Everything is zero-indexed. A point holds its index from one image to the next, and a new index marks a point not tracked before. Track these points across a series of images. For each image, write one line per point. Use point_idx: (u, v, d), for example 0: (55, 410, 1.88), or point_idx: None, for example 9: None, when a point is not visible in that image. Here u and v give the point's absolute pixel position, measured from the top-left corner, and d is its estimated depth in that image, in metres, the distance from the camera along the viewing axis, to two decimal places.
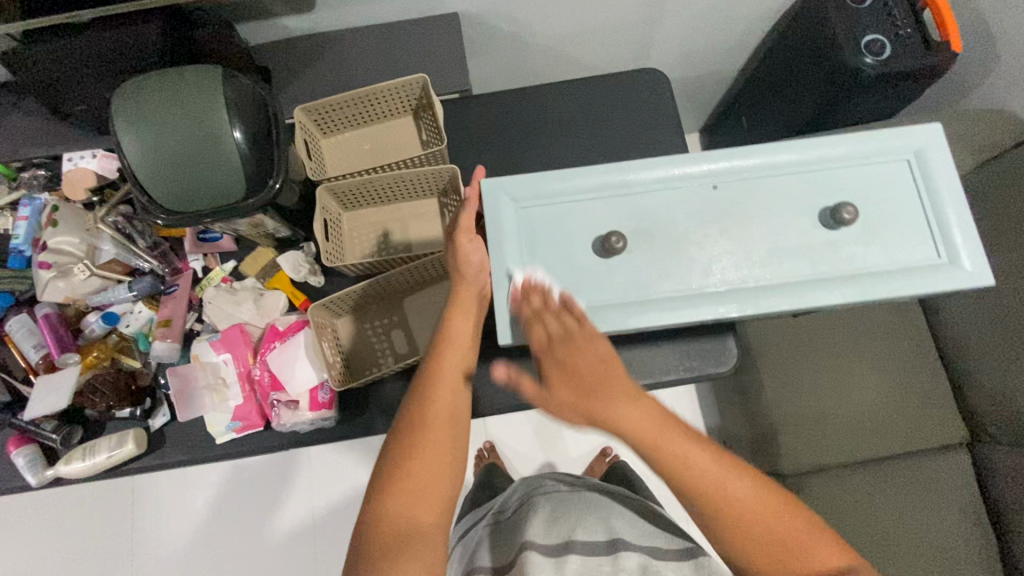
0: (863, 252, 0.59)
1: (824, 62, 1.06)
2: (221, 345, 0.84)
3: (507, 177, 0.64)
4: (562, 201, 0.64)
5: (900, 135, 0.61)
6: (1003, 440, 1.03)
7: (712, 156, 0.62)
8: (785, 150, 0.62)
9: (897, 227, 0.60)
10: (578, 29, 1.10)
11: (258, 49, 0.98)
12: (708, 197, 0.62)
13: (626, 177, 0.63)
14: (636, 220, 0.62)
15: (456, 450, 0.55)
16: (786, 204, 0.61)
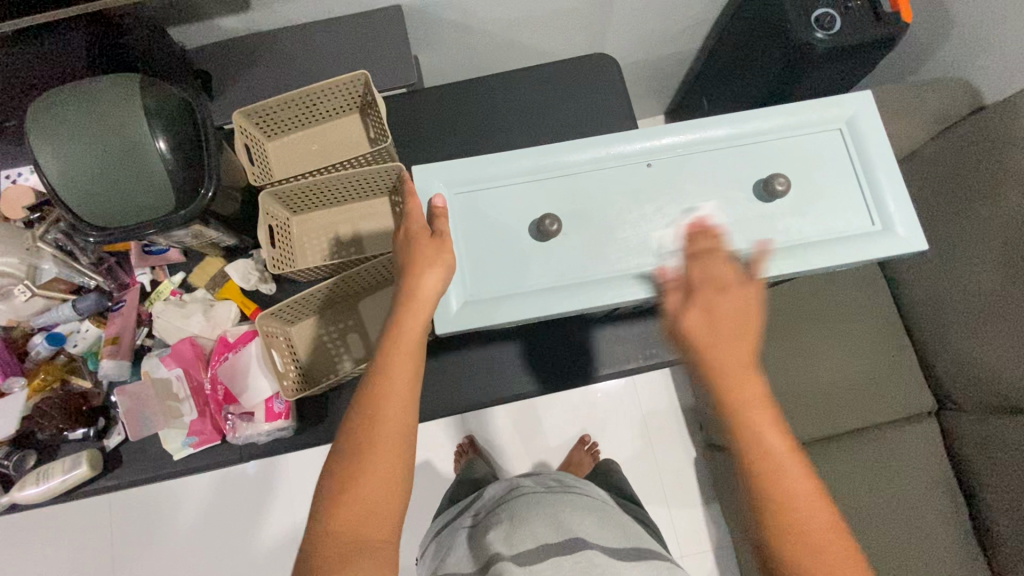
0: (798, 224, 0.58)
1: (778, 38, 1.05)
2: (172, 360, 0.82)
3: (438, 164, 0.62)
4: (497, 186, 0.62)
5: (831, 104, 0.60)
6: (964, 402, 1.04)
7: (648, 135, 0.61)
8: (720, 125, 0.61)
9: (834, 197, 0.59)
10: (527, 15, 1.08)
11: (196, 52, 0.95)
12: (644, 178, 0.61)
13: (561, 160, 0.62)
14: (572, 203, 0.61)
15: (405, 465, 0.54)
16: (722, 177, 0.60)
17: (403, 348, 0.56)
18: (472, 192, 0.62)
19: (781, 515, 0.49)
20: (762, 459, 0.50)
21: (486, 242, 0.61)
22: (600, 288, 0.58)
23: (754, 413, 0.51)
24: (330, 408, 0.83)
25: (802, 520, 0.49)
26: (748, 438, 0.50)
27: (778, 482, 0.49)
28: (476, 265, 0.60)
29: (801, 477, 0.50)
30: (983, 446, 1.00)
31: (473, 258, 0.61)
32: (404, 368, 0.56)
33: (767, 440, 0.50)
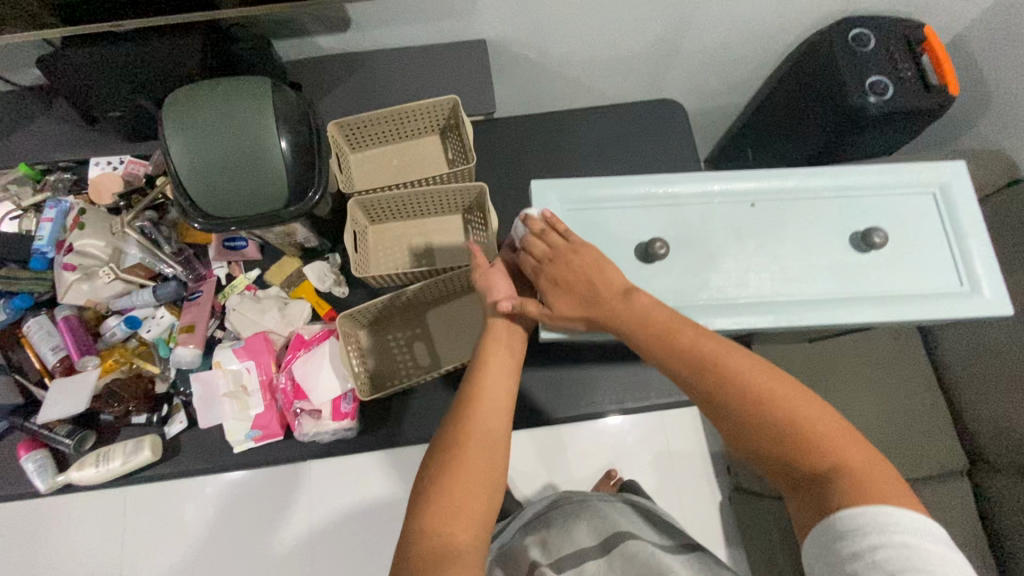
0: (889, 276, 0.62)
1: (830, 100, 1.12)
2: (244, 352, 0.83)
3: (555, 180, 0.66)
4: (608, 209, 0.65)
5: (926, 170, 0.65)
6: (1000, 464, 1.05)
7: (752, 175, 0.65)
8: (821, 175, 0.65)
9: (924, 255, 0.62)
10: (598, 57, 1.15)
11: (291, 66, 1.01)
12: (746, 215, 0.65)
13: (669, 190, 0.65)
14: (678, 231, 0.64)
15: (495, 472, 0.54)
16: (817, 224, 0.64)
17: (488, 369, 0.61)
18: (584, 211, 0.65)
19: (742, 408, 0.51)
20: (668, 334, 0.57)
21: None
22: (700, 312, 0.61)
23: (651, 322, 0.58)
24: (393, 413, 0.85)
25: (756, 397, 0.51)
26: (662, 355, 0.56)
27: (706, 364, 0.54)
28: None
29: (730, 347, 0.55)
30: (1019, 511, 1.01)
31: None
32: (495, 381, 0.60)
33: (667, 331, 0.57)
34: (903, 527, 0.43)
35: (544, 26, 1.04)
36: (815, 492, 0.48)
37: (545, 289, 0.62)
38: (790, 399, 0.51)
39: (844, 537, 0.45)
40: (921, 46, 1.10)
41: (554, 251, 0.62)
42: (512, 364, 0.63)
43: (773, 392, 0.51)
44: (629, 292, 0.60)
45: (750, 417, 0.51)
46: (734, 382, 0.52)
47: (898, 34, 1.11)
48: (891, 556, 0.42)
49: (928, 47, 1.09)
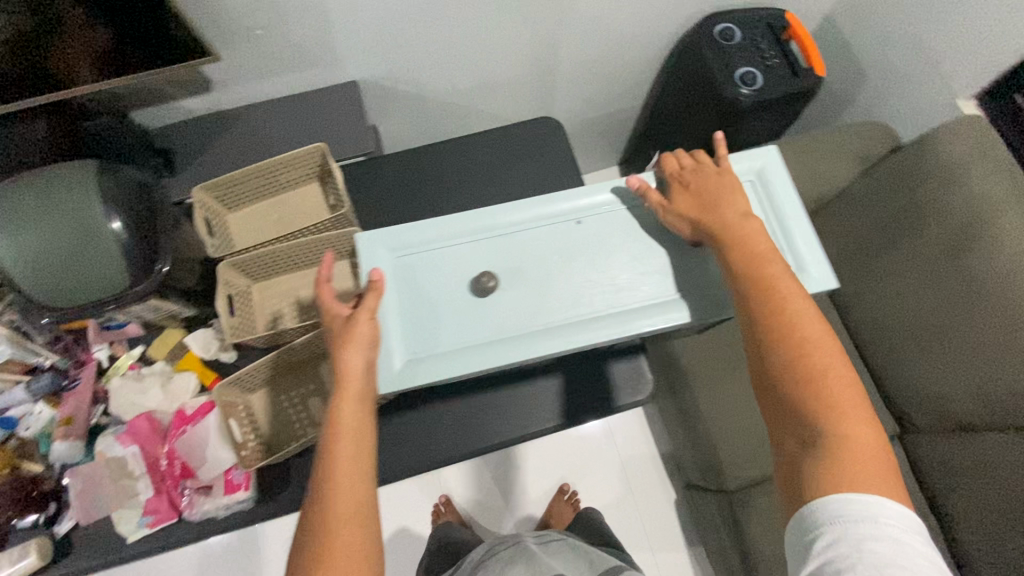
0: (723, 268, 0.65)
1: (706, 94, 1.14)
2: (128, 437, 0.80)
3: (380, 231, 0.65)
4: (439, 249, 0.65)
5: (738, 163, 0.71)
6: (922, 424, 1.15)
7: (573, 195, 0.67)
8: (645, 182, 0.67)
9: (751, 242, 0.67)
10: (477, 81, 1.16)
11: (157, 133, 0.99)
12: (574, 233, 0.65)
13: (497, 219, 0.65)
14: (510, 262, 0.64)
15: (373, 546, 0.51)
16: (648, 231, 0.66)
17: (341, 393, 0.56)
18: (415, 254, 0.64)
19: (795, 348, 0.55)
20: (765, 294, 0.58)
21: (427, 302, 0.63)
22: (545, 333, 0.61)
23: (756, 251, 0.60)
24: (292, 476, 0.81)
25: (815, 354, 0.55)
26: (749, 271, 0.59)
27: (781, 306, 0.57)
28: (423, 327, 0.62)
29: (842, 360, 0.55)
30: (946, 465, 1.10)
31: (414, 316, 0.62)
32: (352, 442, 0.54)
33: (766, 271, 0.59)
34: (881, 514, 0.48)
35: (413, 58, 1.04)
36: (812, 447, 0.52)
37: (677, 189, 0.67)
38: (839, 376, 0.54)
39: (825, 529, 0.49)
40: (785, 33, 1.12)
41: (699, 172, 0.67)
42: (365, 411, 0.56)
43: (829, 361, 0.54)
44: (746, 217, 0.63)
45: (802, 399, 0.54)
46: (799, 337, 0.56)
47: (762, 23, 1.14)
48: (875, 546, 0.46)
49: (792, 34, 1.11)
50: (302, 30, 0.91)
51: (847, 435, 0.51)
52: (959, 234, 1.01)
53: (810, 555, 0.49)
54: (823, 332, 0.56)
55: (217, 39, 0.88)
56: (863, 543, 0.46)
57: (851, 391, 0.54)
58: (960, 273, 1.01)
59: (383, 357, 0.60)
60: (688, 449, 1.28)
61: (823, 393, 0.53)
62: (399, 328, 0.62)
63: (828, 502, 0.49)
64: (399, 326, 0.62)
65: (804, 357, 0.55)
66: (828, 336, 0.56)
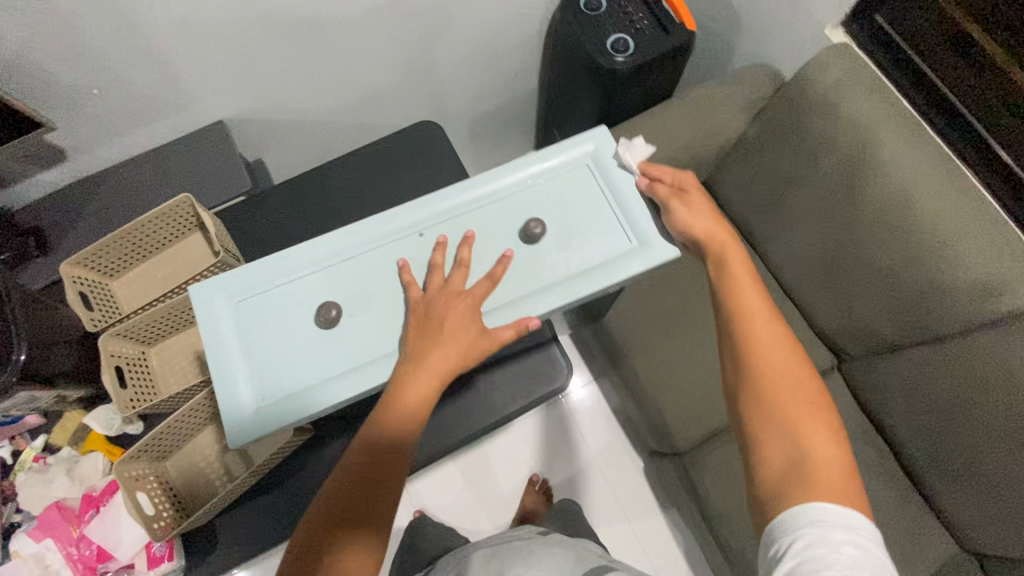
0: (567, 258, 0.61)
1: (585, 67, 1.13)
2: (40, 532, 0.78)
3: (216, 278, 0.60)
4: (279, 287, 0.60)
5: (571, 146, 0.65)
6: (855, 351, 1.16)
7: (413, 206, 0.63)
8: (479, 184, 0.63)
9: (597, 225, 0.62)
10: (355, 97, 1.14)
11: (22, 211, 0.95)
12: (416, 246, 0.61)
13: (335, 245, 0.61)
14: (352, 288, 0.60)
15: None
16: (489, 231, 0.62)
17: (397, 413, 0.54)
18: (254, 298, 0.59)
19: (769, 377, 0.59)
20: (745, 323, 0.62)
21: (273, 346, 0.58)
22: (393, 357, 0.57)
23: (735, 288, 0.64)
24: (215, 538, 0.79)
25: (789, 387, 0.59)
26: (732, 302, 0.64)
27: (760, 339, 0.61)
28: (268, 372, 0.57)
29: (811, 393, 0.58)
30: (878, 386, 1.13)
31: (261, 361, 0.57)
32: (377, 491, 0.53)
33: (750, 306, 0.63)
34: (854, 525, 0.49)
35: (278, 86, 1.02)
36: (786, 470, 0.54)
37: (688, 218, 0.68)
38: (808, 408, 0.58)
39: (803, 535, 0.49)
40: None
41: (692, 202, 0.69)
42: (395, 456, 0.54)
43: (800, 390, 0.59)
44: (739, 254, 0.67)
45: (771, 414, 0.57)
46: (768, 367, 0.60)
47: None
48: (850, 555, 0.47)
49: None
50: (148, 81, 0.89)
51: (817, 454, 0.54)
52: (846, 166, 1.02)
53: (783, 560, 0.49)
54: (792, 365, 0.60)
55: (57, 107, 0.85)
56: (840, 551, 0.48)
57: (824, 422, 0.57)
58: (855, 203, 1.02)
59: (232, 407, 0.56)
60: (640, 418, 1.28)
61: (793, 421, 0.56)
62: (246, 375, 0.57)
63: (801, 509, 0.51)
64: (246, 375, 0.57)
65: (780, 383, 0.59)
66: (797, 369, 0.60)
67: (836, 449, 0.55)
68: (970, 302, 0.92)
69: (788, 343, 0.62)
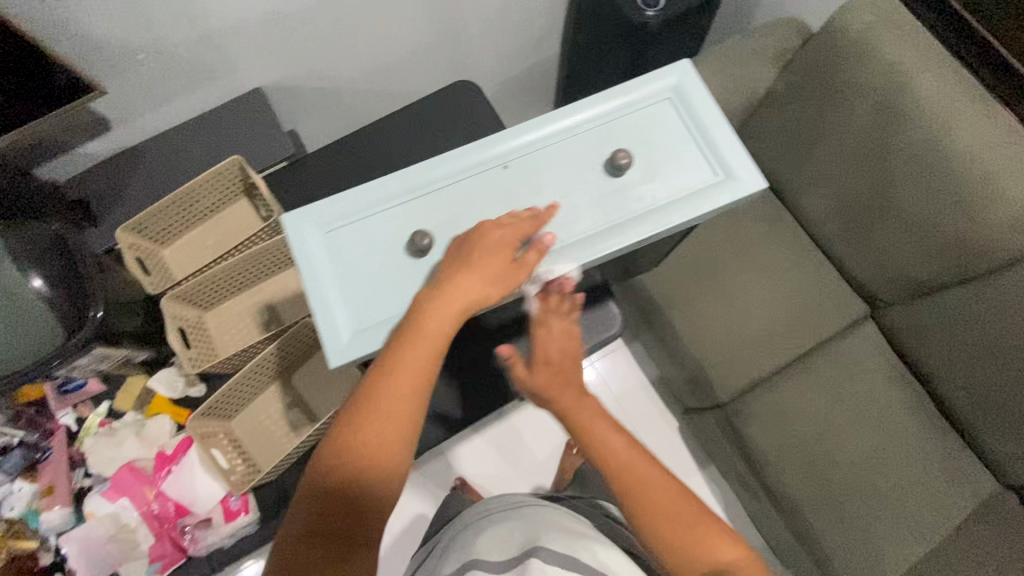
0: (651, 189, 0.60)
1: (615, 25, 1.13)
2: (114, 492, 0.79)
3: (305, 208, 0.60)
4: (366, 218, 0.60)
5: (654, 79, 0.63)
6: (893, 297, 1.17)
7: (495, 138, 0.62)
8: (562, 116, 0.62)
9: (681, 157, 0.61)
10: (387, 62, 1.13)
11: (69, 184, 0.95)
12: (500, 179, 0.61)
13: (420, 178, 0.60)
14: (439, 219, 0.60)
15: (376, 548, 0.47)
16: (572, 164, 0.61)
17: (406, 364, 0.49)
18: (345, 228, 0.59)
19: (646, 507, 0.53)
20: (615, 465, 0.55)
21: (367, 275, 0.58)
22: None
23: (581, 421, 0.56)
24: (287, 492, 0.81)
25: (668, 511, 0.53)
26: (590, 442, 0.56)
27: (625, 468, 0.54)
28: (361, 301, 0.57)
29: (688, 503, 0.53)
30: (914, 329, 1.14)
31: (356, 290, 0.58)
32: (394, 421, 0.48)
33: (607, 445, 0.55)
34: None
35: (313, 52, 1.02)
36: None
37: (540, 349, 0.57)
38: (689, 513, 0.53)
39: None
40: None
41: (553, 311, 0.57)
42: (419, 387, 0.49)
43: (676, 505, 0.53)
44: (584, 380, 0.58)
45: (676, 546, 0.52)
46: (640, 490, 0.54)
47: None
48: None
49: None
50: (192, 47, 0.89)
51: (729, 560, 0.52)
52: (880, 111, 1.03)
53: None
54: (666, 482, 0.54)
55: (104, 75, 0.85)
56: None
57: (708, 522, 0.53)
58: (891, 149, 1.04)
59: (328, 332, 0.56)
60: (676, 376, 1.31)
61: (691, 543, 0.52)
62: (341, 302, 0.57)
63: None
64: (341, 302, 0.57)
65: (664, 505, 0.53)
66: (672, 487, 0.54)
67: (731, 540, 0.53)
68: (1009, 237, 0.94)
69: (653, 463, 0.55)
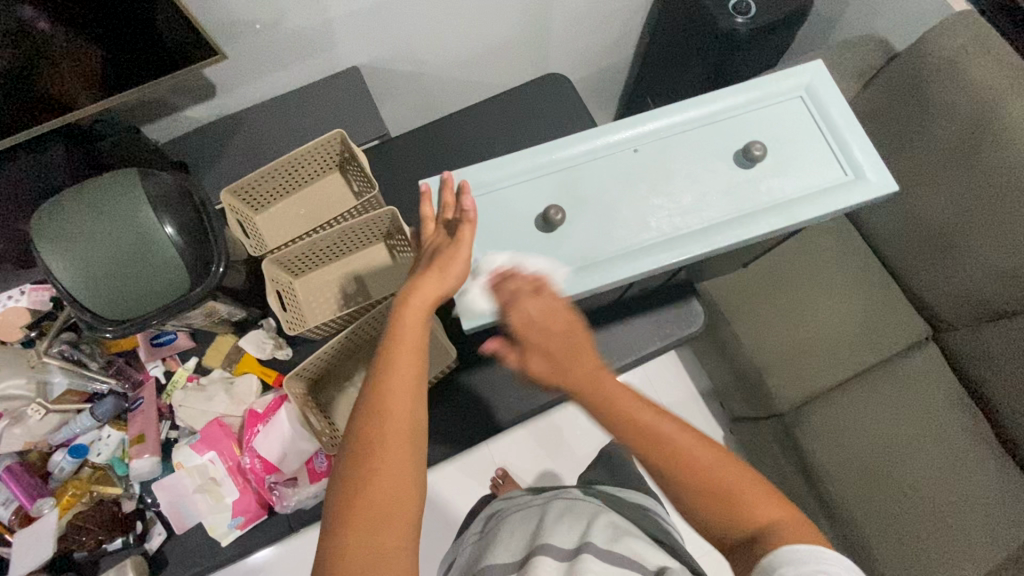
0: (779, 182, 0.66)
1: (704, 31, 1.14)
2: (204, 445, 0.81)
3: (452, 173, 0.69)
4: (507, 186, 0.68)
5: (788, 78, 0.70)
6: (958, 321, 1.15)
7: (631, 123, 0.69)
8: (697, 106, 0.69)
9: (810, 156, 0.67)
10: (475, 50, 1.15)
11: (168, 145, 0.98)
12: (632, 161, 0.69)
13: (559, 154, 0.69)
14: (573, 194, 0.67)
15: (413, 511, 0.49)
16: (702, 153, 0.68)
17: (400, 369, 0.52)
18: (488, 193, 0.68)
19: (690, 478, 0.53)
20: (653, 444, 0.53)
21: (504, 239, 0.66)
22: (621, 258, 0.64)
23: (612, 397, 0.55)
24: None
25: (708, 479, 0.52)
26: (621, 421, 0.55)
27: (654, 436, 0.54)
28: (495, 265, 0.65)
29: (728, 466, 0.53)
30: (983, 354, 1.11)
31: (495, 251, 0.66)
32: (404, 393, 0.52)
33: (636, 420, 0.54)
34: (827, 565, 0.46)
35: (414, 37, 1.04)
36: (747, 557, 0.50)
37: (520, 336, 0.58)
38: (729, 479, 0.52)
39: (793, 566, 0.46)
40: None
41: (538, 314, 0.58)
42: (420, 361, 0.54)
43: (729, 478, 0.52)
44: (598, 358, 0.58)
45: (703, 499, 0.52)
46: (678, 463, 0.53)
47: None
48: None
49: None
50: (305, 22, 0.91)
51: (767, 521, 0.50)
52: (966, 133, 1.03)
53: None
54: (699, 446, 0.54)
55: (223, 41, 0.88)
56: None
57: (754, 485, 0.53)
58: (973, 171, 1.03)
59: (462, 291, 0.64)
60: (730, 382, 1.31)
61: (729, 504, 0.51)
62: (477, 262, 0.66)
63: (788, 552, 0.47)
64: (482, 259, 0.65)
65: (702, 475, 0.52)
66: (709, 452, 0.54)
67: (766, 494, 0.52)
68: None
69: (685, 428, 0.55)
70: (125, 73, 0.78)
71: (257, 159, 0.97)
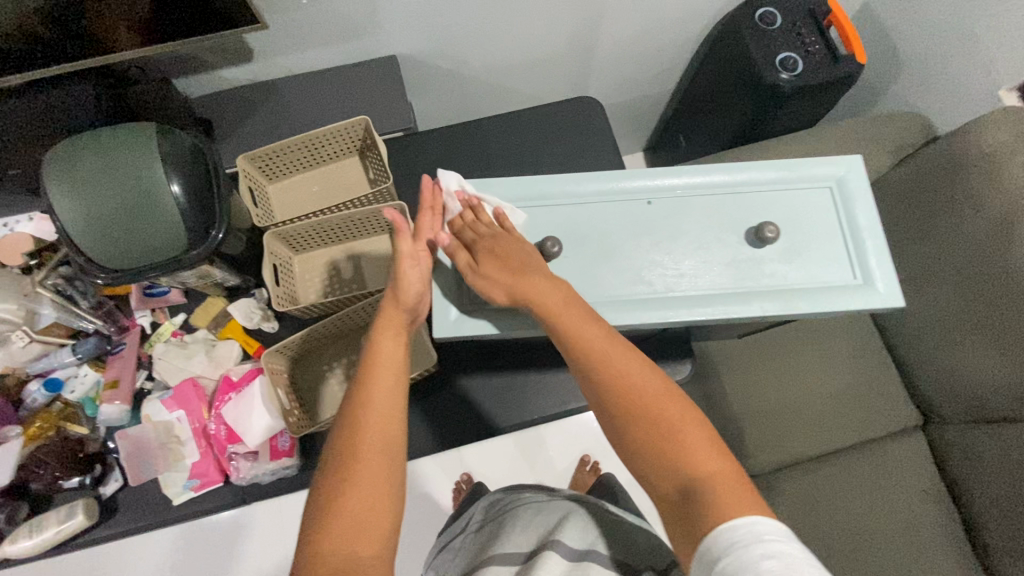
0: (785, 269, 0.67)
1: (748, 80, 1.13)
2: (174, 403, 0.84)
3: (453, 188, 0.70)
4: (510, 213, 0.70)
5: (822, 167, 0.70)
6: (949, 416, 1.13)
7: (652, 174, 0.70)
8: (721, 172, 0.70)
9: (822, 252, 0.68)
10: (516, 60, 1.15)
11: (198, 101, 1.00)
12: (642, 212, 0.70)
13: (570, 191, 0.70)
14: (571, 231, 0.69)
15: (393, 494, 0.54)
16: (714, 221, 0.69)
17: (382, 371, 0.60)
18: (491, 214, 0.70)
19: (659, 445, 0.54)
20: (643, 413, 0.56)
21: None
22: (608, 311, 0.65)
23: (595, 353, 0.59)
24: None
25: (693, 453, 0.53)
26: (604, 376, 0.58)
27: (639, 405, 0.56)
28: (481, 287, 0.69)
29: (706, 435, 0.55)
30: (970, 455, 1.08)
31: None
32: (386, 386, 0.59)
33: (625, 385, 0.57)
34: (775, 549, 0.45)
35: (457, 37, 1.05)
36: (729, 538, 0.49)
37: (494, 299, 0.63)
38: (715, 459, 0.53)
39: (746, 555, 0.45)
40: (827, 19, 1.11)
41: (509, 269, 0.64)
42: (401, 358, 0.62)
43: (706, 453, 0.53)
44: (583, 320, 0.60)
45: (657, 464, 0.54)
46: (662, 430, 0.55)
47: (801, 9, 1.14)
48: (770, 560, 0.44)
49: (834, 20, 1.10)
50: (352, 7, 0.92)
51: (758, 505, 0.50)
52: (990, 230, 1.00)
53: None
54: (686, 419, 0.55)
55: (268, 10, 0.88)
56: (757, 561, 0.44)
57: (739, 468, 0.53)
58: (991, 270, 0.99)
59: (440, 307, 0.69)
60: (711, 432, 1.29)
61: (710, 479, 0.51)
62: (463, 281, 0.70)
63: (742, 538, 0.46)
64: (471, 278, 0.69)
65: (673, 440, 0.54)
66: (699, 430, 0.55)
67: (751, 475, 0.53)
68: None
69: (685, 404, 0.56)
70: (166, 27, 0.79)
71: (281, 130, 0.98)
